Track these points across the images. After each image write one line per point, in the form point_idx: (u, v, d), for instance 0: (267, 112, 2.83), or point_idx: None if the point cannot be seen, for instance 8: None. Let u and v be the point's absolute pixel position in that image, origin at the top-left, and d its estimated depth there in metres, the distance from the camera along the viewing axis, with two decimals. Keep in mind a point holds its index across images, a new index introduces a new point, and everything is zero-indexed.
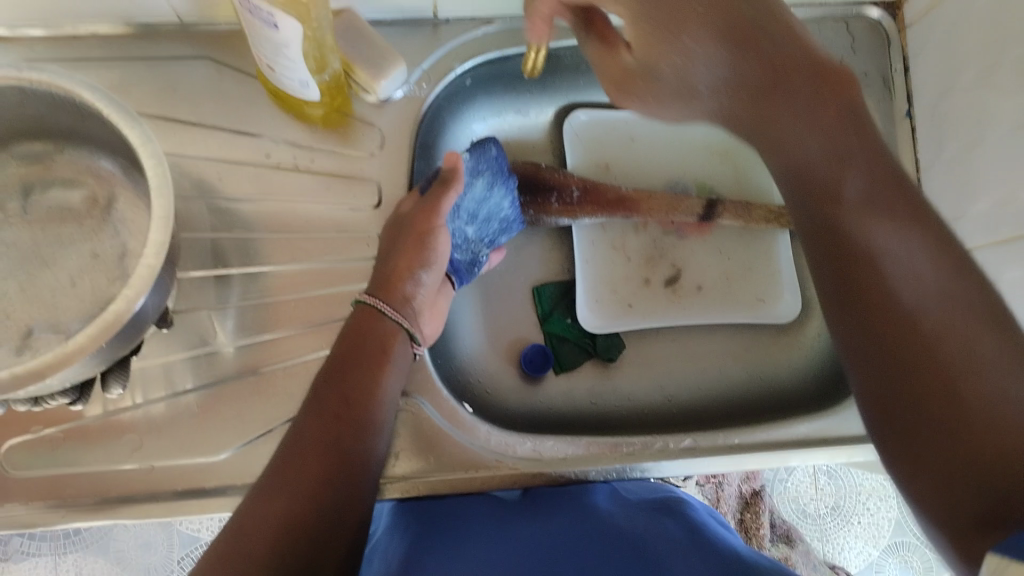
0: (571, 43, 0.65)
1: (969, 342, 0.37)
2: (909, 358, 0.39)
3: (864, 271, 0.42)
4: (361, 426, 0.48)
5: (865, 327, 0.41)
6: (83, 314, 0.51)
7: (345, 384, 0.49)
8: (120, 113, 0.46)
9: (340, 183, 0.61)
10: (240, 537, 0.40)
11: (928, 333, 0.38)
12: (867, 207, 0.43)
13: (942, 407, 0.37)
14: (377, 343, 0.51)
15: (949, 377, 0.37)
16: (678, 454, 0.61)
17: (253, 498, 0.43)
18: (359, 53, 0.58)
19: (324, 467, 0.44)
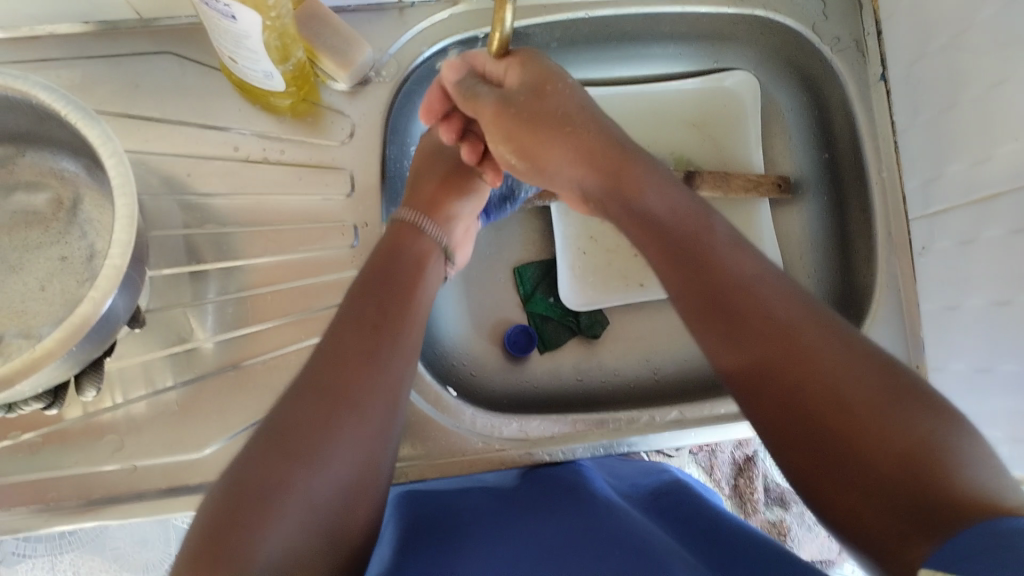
0: (540, 20, 0.63)
1: (846, 364, 0.39)
2: (787, 385, 0.41)
3: (730, 307, 0.45)
4: (393, 349, 0.49)
5: (751, 364, 0.43)
6: (52, 318, 0.51)
7: (382, 298, 0.51)
8: (80, 114, 0.46)
9: (312, 172, 0.60)
10: (277, 434, 0.42)
11: (807, 358, 0.40)
12: (728, 253, 0.47)
13: (831, 419, 0.38)
14: (413, 258, 0.55)
15: (836, 396, 0.38)
16: (665, 427, 0.60)
17: (288, 402, 0.44)
18: (323, 40, 0.57)
19: (354, 396, 0.45)
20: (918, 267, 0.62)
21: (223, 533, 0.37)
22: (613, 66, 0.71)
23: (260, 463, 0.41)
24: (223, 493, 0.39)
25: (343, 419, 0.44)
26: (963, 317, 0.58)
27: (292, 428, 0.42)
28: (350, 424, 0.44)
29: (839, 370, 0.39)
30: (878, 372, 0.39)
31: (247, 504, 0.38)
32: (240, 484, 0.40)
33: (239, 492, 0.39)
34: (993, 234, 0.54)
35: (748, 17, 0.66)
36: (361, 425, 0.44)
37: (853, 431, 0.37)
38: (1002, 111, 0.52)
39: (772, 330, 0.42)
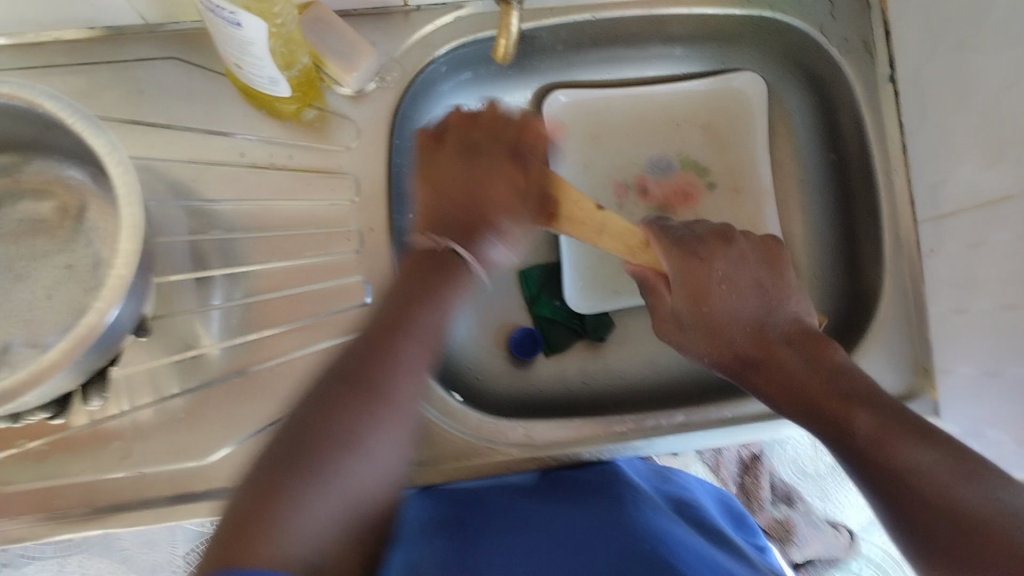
0: (544, 22, 0.63)
1: (942, 471, 0.43)
2: (888, 464, 0.45)
3: (837, 407, 0.49)
4: (408, 345, 0.48)
5: (875, 483, 0.45)
6: (59, 326, 0.51)
7: (408, 301, 0.50)
8: (86, 124, 0.45)
9: (318, 178, 0.60)
10: (264, 497, 0.40)
11: (896, 452, 0.45)
12: (826, 370, 0.51)
13: (929, 508, 0.43)
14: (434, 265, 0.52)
15: (935, 497, 0.43)
16: (670, 431, 0.60)
17: (309, 408, 0.45)
18: (328, 44, 0.57)
19: (361, 414, 0.44)
20: (925, 270, 0.61)
21: (249, 522, 0.39)
22: (618, 66, 0.71)
23: (303, 434, 0.43)
24: (263, 463, 0.42)
25: (345, 457, 0.42)
26: (968, 322, 0.57)
27: (258, 499, 0.40)
28: (375, 438, 0.44)
29: (929, 474, 0.43)
30: (961, 475, 0.43)
31: (258, 507, 0.39)
32: (269, 462, 0.42)
33: (253, 497, 0.40)
34: (1002, 239, 0.53)
35: (754, 18, 0.66)
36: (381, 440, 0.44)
37: (941, 522, 0.42)
38: (1012, 114, 0.52)
39: (895, 455, 0.45)
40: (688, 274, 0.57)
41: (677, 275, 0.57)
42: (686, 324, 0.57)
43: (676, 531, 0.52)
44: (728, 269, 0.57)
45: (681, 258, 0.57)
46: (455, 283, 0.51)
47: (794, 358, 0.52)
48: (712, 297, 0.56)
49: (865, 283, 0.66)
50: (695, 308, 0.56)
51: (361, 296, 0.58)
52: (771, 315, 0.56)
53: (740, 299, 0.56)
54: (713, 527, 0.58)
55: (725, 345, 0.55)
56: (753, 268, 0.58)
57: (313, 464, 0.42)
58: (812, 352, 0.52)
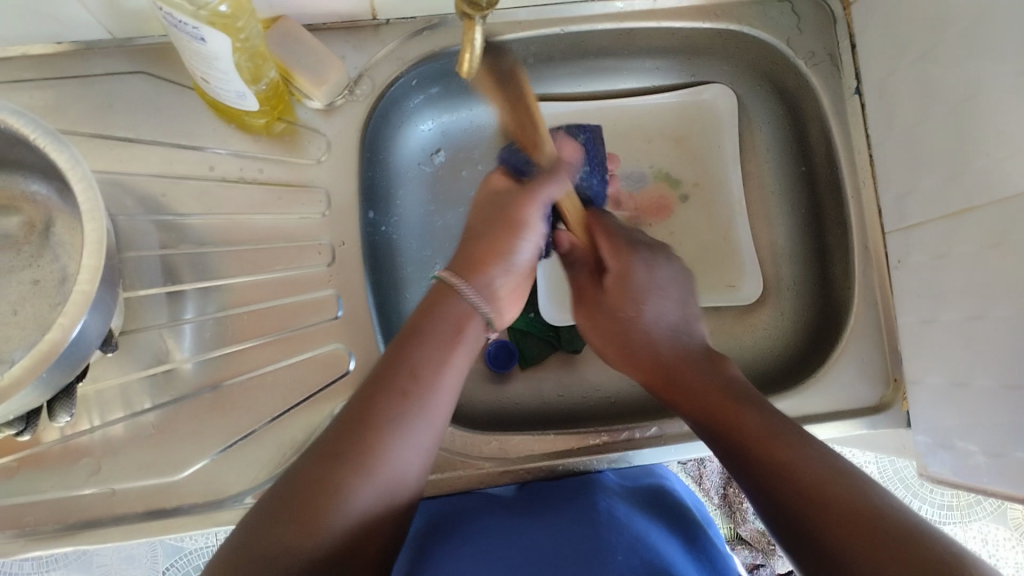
0: (514, 36, 0.64)
1: (825, 479, 0.41)
2: (773, 469, 0.43)
3: (726, 415, 0.48)
4: (416, 407, 0.46)
5: (761, 491, 0.43)
6: (25, 342, 0.51)
7: (413, 359, 0.47)
8: (47, 138, 0.45)
9: (290, 192, 0.60)
10: (238, 565, 0.38)
11: (787, 456, 0.43)
12: (745, 391, 0.50)
13: (810, 501, 0.40)
14: (449, 319, 0.50)
15: (825, 498, 0.40)
16: (645, 443, 0.60)
17: (270, 515, 0.40)
18: (296, 58, 0.57)
19: (339, 476, 0.42)
20: (894, 280, 0.62)
21: None
22: (589, 80, 0.71)
23: (284, 502, 0.41)
24: (240, 532, 0.40)
25: (334, 533, 0.40)
26: (935, 330, 0.57)
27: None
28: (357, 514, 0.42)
29: (810, 465, 0.42)
30: (834, 481, 0.41)
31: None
32: (236, 548, 0.39)
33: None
34: (966, 249, 0.54)
35: (723, 32, 0.67)
36: (362, 515, 0.42)
37: (827, 518, 0.39)
38: (973, 126, 0.52)
39: (786, 458, 0.43)
40: (624, 279, 0.59)
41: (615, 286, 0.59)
42: (615, 314, 0.58)
43: (652, 539, 0.51)
44: (666, 282, 0.59)
45: (624, 265, 0.59)
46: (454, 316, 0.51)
47: (702, 372, 0.52)
48: (647, 300, 0.58)
49: (836, 292, 0.66)
50: (619, 292, 0.59)
51: (333, 310, 0.59)
52: (684, 330, 0.57)
53: (671, 292, 0.59)
54: (693, 526, 0.57)
55: (631, 336, 0.56)
56: (682, 287, 0.60)
57: (280, 542, 0.39)
58: (720, 372, 0.52)
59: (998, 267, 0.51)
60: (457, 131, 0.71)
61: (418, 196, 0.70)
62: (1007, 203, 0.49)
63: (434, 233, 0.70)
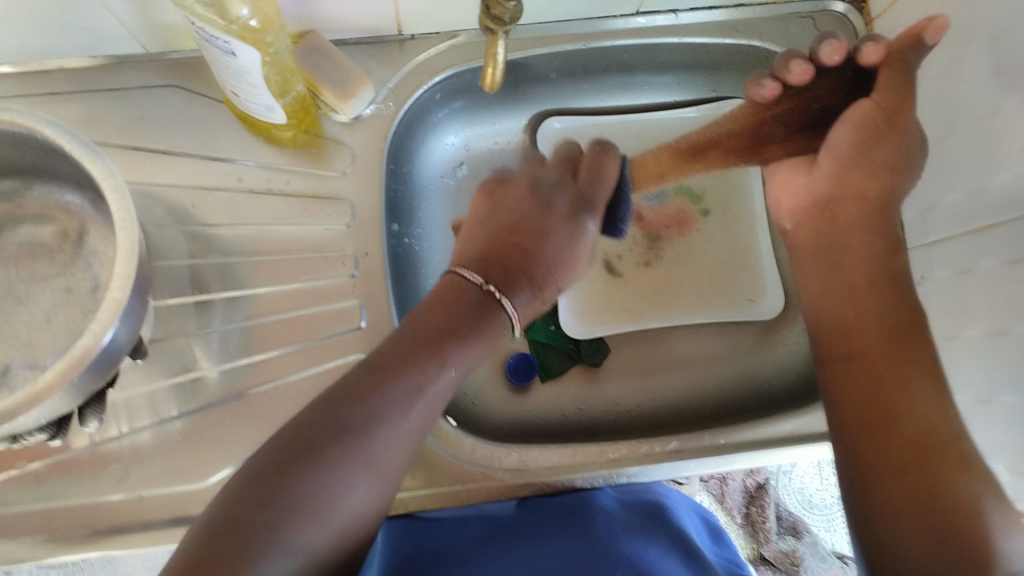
0: (539, 51, 0.65)
1: (953, 501, 0.44)
2: (917, 462, 0.46)
3: (894, 387, 0.49)
4: (414, 382, 0.45)
5: (894, 471, 0.46)
6: (57, 348, 0.52)
7: (423, 330, 0.48)
8: (84, 149, 0.47)
9: (315, 204, 0.61)
10: (223, 532, 0.38)
11: (948, 467, 0.45)
12: (929, 366, 0.50)
13: (949, 521, 0.44)
14: (452, 309, 0.49)
15: (942, 513, 0.44)
16: (665, 458, 0.59)
17: (254, 484, 0.40)
18: (325, 73, 0.59)
19: (332, 450, 0.42)
20: (918, 296, 0.61)
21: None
22: (611, 96, 0.72)
23: (269, 468, 0.41)
24: (229, 497, 0.40)
25: (315, 500, 0.41)
26: (959, 346, 0.57)
27: (215, 547, 0.37)
28: (342, 486, 0.42)
29: (968, 486, 0.45)
30: (967, 507, 0.44)
31: (220, 550, 0.37)
32: (226, 515, 0.39)
33: (212, 540, 0.38)
34: (989, 263, 0.53)
35: (745, 49, 0.67)
36: (349, 484, 0.42)
37: (959, 539, 0.43)
38: (994, 140, 0.52)
39: (943, 474, 0.45)
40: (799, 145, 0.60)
41: (846, 126, 0.54)
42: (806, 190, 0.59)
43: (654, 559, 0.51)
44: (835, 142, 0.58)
45: (871, 104, 0.53)
46: (485, 335, 0.48)
47: (863, 260, 0.54)
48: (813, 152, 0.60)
49: None
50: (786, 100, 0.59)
51: (357, 320, 0.59)
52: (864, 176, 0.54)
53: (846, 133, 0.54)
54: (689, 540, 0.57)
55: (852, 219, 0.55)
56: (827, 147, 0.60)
57: (271, 509, 0.39)
58: (884, 271, 0.53)
59: (1020, 283, 0.50)
60: (479, 144, 0.72)
61: (441, 207, 0.70)
62: None
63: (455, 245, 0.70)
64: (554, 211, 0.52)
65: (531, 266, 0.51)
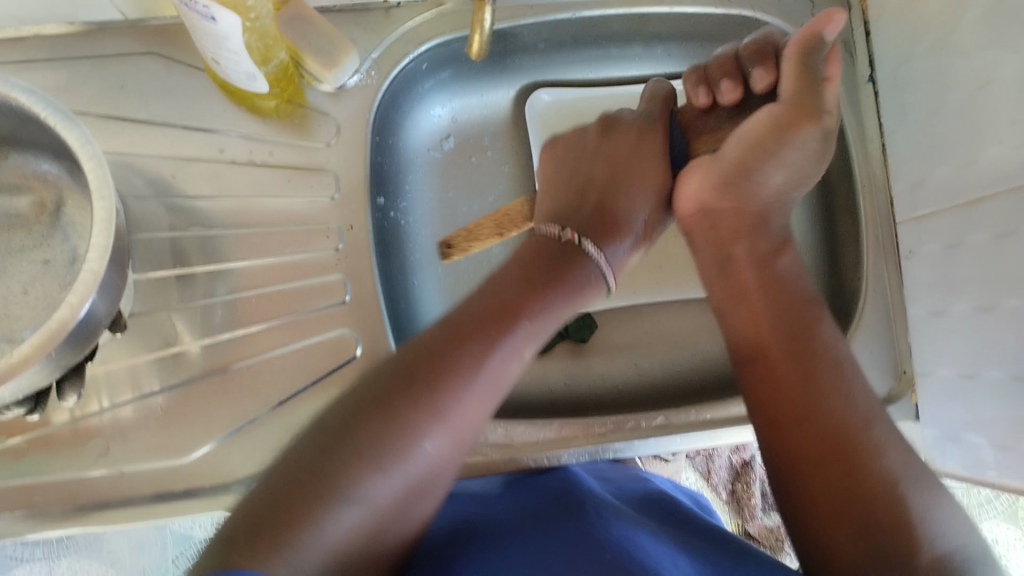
0: (527, 20, 0.64)
1: (877, 480, 0.44)
2: (839, 440, 0.46)
3: (835, 369, 0.49)
4: (508, 337, 0.46)
5: (818, 443, 0.47)
6: (35, 321, 0.51)
7: (501, 290, 0.48)
8: (58, 116, 0.45)
9: (299, 175, 0.60)
10: (315, 460, 0.40)
11: (872, 443, 0.46)
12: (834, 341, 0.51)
13: (872, 491, 0.44)
14: (544, 268, 0.50)
15: (864, 490, 0.44)
16: (650, 434, 0.59)
17: (354, 412, 0.42)
18: (308, 41, 0.57)
19: (440, 390, 0.43)
20: (906, 271, 0.61)
21: (281, 512, 0.38)
22: (600, 67, 0.71)
23: (373, 398, 0.42)
24: (322, 431, 0.41)
25: (408, 440, 0.41)
26: (947, 321, 0.57)
27: (299, 478, 0.39)
28: (435, 426, 0.42)
29: (880, 448, 0.46)
30: (892, 483, 0.44)
31: (284, 506, 0.38)
32: (290, 474, 0.39)
33: (304, 471, 0.39)
34: (977, 239, 0.53)
35: (736, 19, 0.66)
36: (441, 431, 0.43)
37: (883, 512, 0.43)
38: (986, 114, 0.52)
39: (861, 455, 0.45)
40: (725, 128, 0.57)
41: (738, 138, 0.53)
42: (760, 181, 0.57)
43: (640, 537, 0.51)
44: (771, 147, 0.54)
45: (770, 118, 0.52)
46: (564, 290, 0.50)
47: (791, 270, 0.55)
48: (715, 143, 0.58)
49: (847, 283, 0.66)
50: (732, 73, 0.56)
51: (341, 294, 0.58)
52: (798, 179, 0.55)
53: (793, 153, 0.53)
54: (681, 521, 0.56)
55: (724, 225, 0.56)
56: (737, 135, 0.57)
57: (362, 439, 0.40)
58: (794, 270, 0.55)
59: (1008, 258, 0.50)
60: (466, 116, 0.71)
61: (427, 180, 0.69)
62: (1019, 192, 0.49)
63: (441, 218, 0.69)
64: (620, 140, 0.59)
65: (613, 201, 0.57)
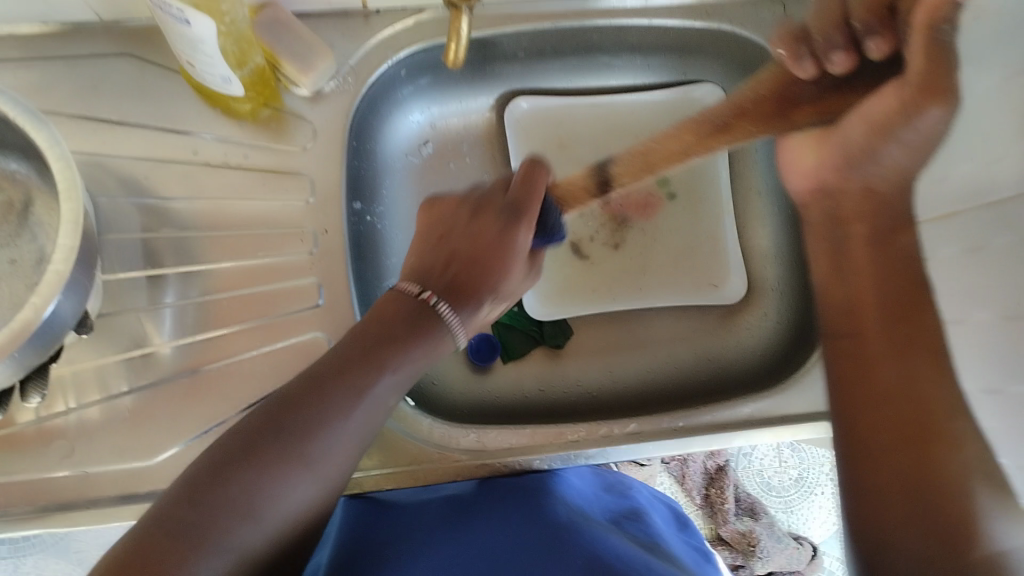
0: (506, 29, 0.64)
1: (949, 472, 0.45)
2: (921, 428, 0.46)
3: (933, 341, 0.50)
4: (355, 383, 0.46)
5: (886, 433, 0.47)
6: (1, 319, 0.51)
7: (361, 337, 0.48)
8: (27, 116, 0.45)
9: (274, 179, 0.60)
10: (195, 502, 0.40)
11: (948, 435, 0.46)
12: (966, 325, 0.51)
13: (939, 491, 0.44)
14: (402, 319, 0.49)
15: (931, 478, 0.45)
16: (623, 440, 0.59)
17: (237, 461, 0.42)
18: (284, 44, 0.57)
19: (262, 444, 0.42)
20: None
21: (156, 554, 0.38)
22: (579, 76, 0.72)
23: (234, 447, 0.42)
24: (200, 471, 0.41)
25: (261, 490, 0.41)
26: None
27: (182, 515, 0.39)
28: (280, 481, 0.42)
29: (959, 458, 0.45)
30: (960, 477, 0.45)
31: (158, 549, 0.38)
32: (166, 513, 0.39)
33: (183, 509, 0.40)
34: None
35: (712, 31, 0.67)
36: (288, 484, 0.42)
37: (945, 510, 0.44)
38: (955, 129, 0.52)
39: (938, 450, 0.45)
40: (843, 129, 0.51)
41: (858, 122, 0.50)
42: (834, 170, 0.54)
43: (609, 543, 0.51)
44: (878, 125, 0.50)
45: (898, 96, 0.47)
46: (427, 343, 0.49)
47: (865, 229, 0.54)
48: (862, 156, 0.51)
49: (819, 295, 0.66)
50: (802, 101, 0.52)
51: (314, 298, 0.58)
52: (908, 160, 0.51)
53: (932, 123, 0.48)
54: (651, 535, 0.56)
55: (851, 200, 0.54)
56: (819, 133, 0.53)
57: (233, 489, 0.41)
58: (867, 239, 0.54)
59: None
60: (445, 121, 0.71)
61: (404, 185, 0.69)
62: None
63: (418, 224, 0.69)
64: (484, 223, 0.52)
65: (472, 269, 0.51)
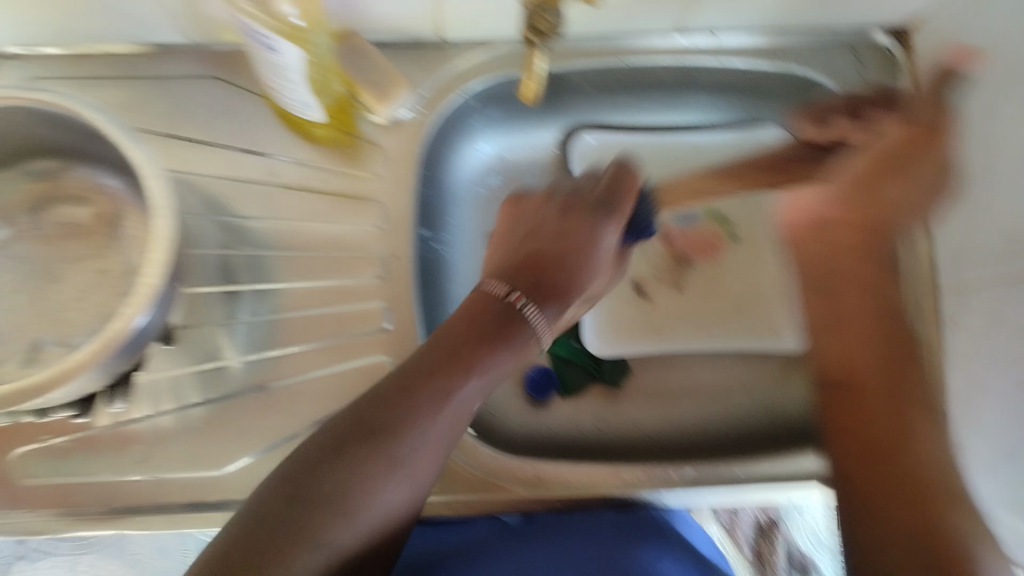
0: (579, 65, 0.66)
1: (920, 511, 0.44)
2: (901, 466, 0.46)
3: (897, 393, 0.50)
4: (454, 382, 0.47)
5: (883, 469, 0.47)
6: (87, 327, 0.53)
7: (449, 339, 0.49)
8: (122, 134, 0.48)
9: (348, 203, 0.62)
10: (292, 502, 0.41)
11: (951, 488, 0.45)
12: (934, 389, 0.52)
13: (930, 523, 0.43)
14: (492, 317, 0.50)
15: (918, 520, 0.44)
16: (680, 485, 0.58)
17: (331, 461, 0.43)
18: (363, 73, 0.60)
19: (367, 448, 0.43)
20: (946, 338, 0.61)
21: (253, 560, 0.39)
22: (646, 115, 0.73)
23: (330, 448, 0.44)
24: (293, 474, 0.43)
25: (359, 491, 0.43)
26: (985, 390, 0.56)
27: (277, 515, 0.41)
28: (384, 481, 0.43)
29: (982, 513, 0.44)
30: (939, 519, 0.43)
31: (263, 547, 0.40)
32: (266, 514, 0.41)
33: (275, 514, 0.41)
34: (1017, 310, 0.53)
35: (782, 74, 0.68)
36: (392, 483, 0.44)
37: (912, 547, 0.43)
38: None
39: (927, 488, 0.45)
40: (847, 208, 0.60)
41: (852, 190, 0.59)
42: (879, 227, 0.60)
43: None
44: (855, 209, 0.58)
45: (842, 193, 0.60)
46: (513, 344, 0.50)
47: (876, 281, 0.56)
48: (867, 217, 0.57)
49: None
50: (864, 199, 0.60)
51: (381, 321, 0.60)
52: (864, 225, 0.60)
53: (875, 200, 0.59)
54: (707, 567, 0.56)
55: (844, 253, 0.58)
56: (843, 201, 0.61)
57: (330, 488, 0.42)
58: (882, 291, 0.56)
59: None
60: (513, 155, 0.72)
61: (471, 216, 0.71)
62: None
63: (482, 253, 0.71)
64: (574, 221, 0.58)
65: (556, 271, 0.55)
